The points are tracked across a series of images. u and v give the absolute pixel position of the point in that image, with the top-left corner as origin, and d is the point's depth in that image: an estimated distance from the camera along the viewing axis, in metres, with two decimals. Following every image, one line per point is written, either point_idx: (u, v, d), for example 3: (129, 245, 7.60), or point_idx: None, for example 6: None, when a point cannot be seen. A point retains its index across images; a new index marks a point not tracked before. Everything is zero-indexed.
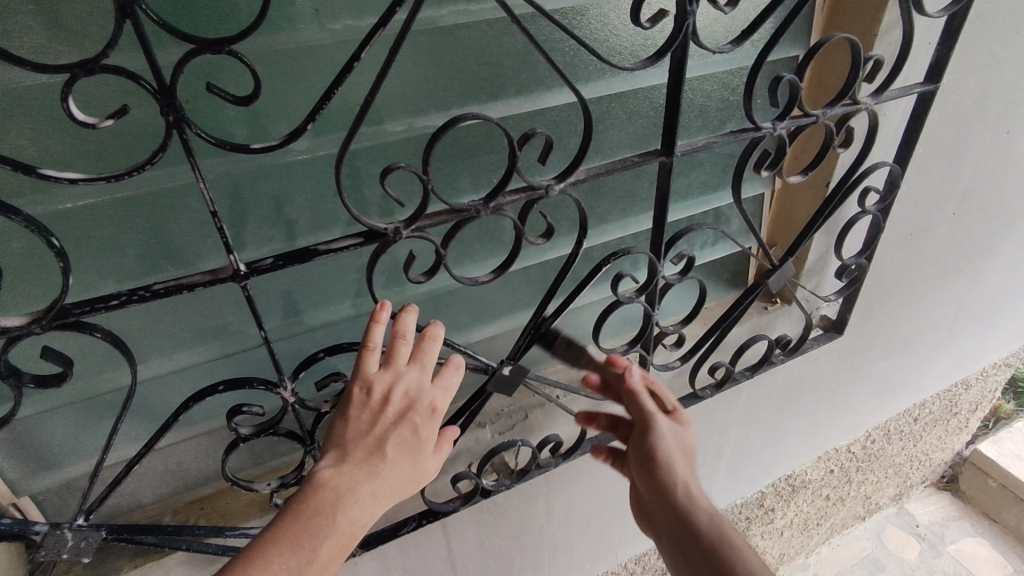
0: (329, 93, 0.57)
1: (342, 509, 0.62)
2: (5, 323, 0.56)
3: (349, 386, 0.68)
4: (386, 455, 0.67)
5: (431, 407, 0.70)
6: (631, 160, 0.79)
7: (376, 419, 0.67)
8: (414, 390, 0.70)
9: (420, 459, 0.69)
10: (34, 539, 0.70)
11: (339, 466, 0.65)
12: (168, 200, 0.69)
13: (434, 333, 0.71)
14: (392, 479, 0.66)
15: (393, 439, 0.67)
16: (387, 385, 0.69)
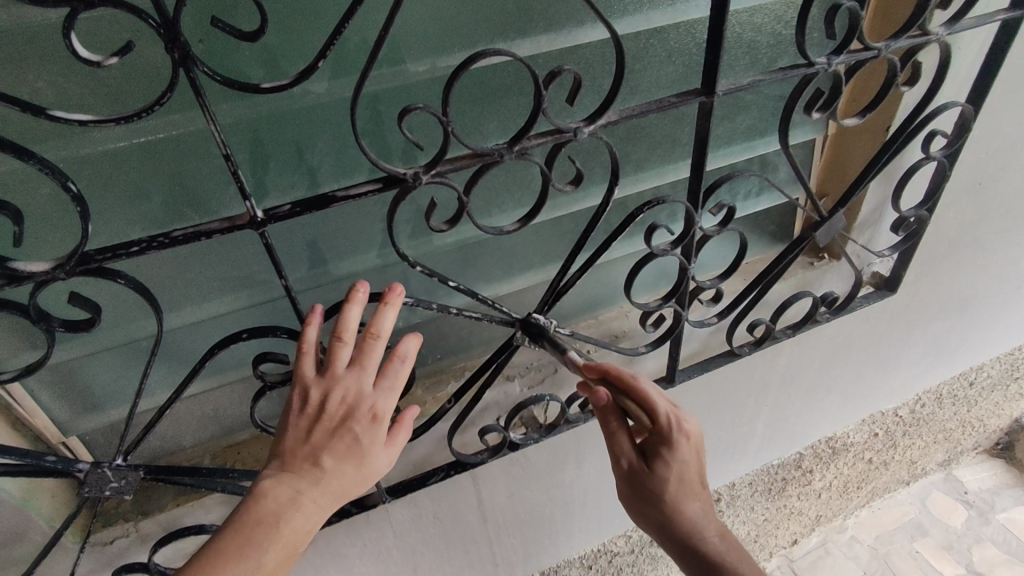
0: (340, 28, 0.54)
1: (285, 519, 0.57)
2: (30, 268, 0.56)
3: (288, 390, 0.63)
4: (325, 466, 0.60)
5: (371, 412, 0.62)
6: (668, 99, 0.73)
7: (312, 426, 0.61)
8: (354, 395, 0.62)
9: (366, 467, 0.62)
10: (76, 477, 0.72)
11: (279, 475, 0.59)
12: (187, 146, 0.68)
13: (374, 330, 0.62)
14: (335, 486, 0.60)
15: (332, 449, 0.60)
16: (325, 388, 0.62)
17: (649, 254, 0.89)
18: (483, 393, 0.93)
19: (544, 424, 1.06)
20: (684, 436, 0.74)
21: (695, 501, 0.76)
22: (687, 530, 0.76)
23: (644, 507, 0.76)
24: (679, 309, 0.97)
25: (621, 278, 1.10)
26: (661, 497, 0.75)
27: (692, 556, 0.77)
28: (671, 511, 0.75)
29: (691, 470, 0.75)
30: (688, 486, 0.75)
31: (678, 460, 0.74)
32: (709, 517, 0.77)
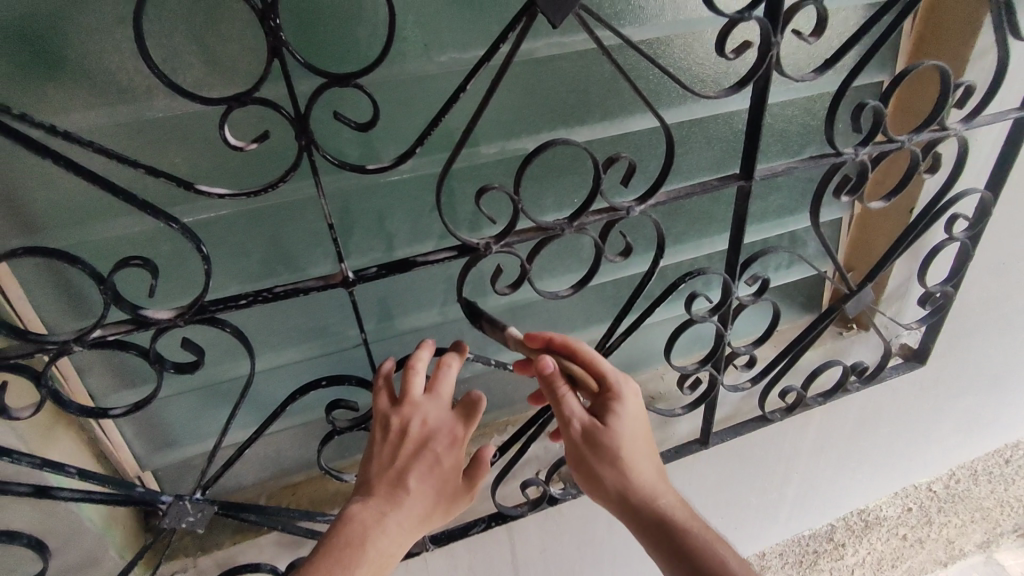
0: (436, 121, 0.63)
1: (372, 541, 0.65)
2: (156, 316, 0.65)
3: (372, 424, 0.73)
4: (409, 487, 0.69)
5: (451, 435, 0.71)
6: (709, 184, 0.83)
7: (396, 453, 0.70)
8: (432, 422, 0.71)
9: (447, 488, 0.71)
10: (159, 508, 0.77)
11: (366, 501, 0.68)
12: (288, 212, 0.78)
13: (445, 362, 0.73)
14: (417, 509, 0.68)
15: (415, 472, 0.69)
16: (405, 417, 0.71)
17: (688, 320, 0.96)
18: (528, 446, 0.98)
19: (582, 480, 1.10)
20: (627, 394, 0.78)
21: (649, 462, 0.78)
22: (649, 498, 0.76)
23: (604, 473, 0.77)
24: (715, 373, 1.03)
25: (658, 342, 1.16)
26: (619, 458, 0.76)
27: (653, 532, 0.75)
28: (630, 473, 0.76)
29: (643, 427, 0.79)
30: (635, 449, 0.78)
31: (627, 418, 0.77)
32: (665, 487, 0.78)
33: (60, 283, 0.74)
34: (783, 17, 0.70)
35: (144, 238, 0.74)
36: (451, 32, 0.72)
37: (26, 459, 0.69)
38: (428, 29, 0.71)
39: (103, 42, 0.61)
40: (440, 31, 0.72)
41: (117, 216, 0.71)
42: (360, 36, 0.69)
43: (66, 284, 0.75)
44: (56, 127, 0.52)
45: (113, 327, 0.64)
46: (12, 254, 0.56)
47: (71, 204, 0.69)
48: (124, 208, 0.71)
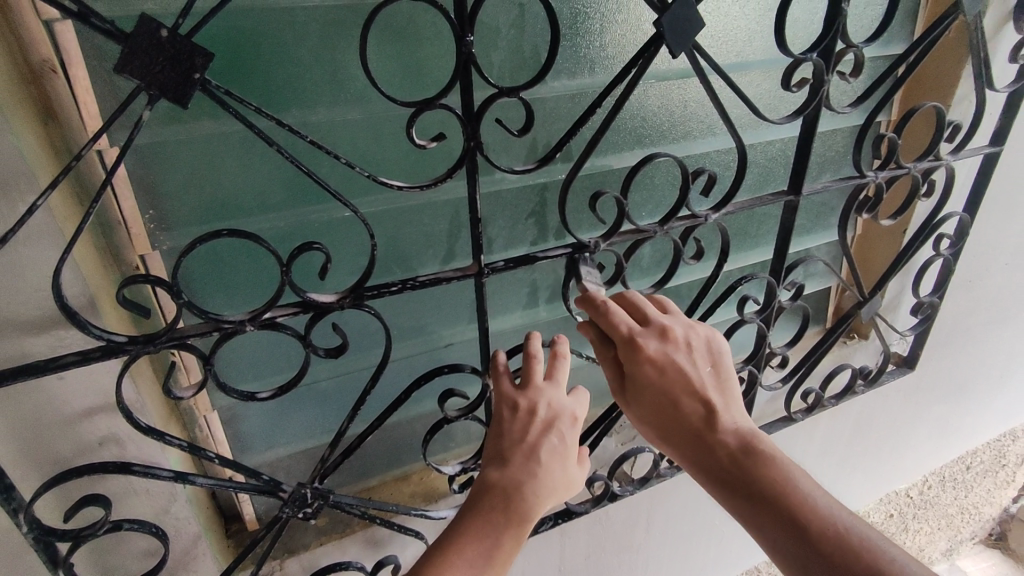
0: (574, 129, 0.73)
1: (516, 504, 0.73)
2: (323, 300, 0.70)
3: (498, 407, 0.82)
4: (541, 460, 0.77)
5: (572, 416, 0.82)
6: (764, 198, 0.97)
7: (526, 429, 0.79)
8: (554, 403, 0.82)
9: (569, 464, 0.80)
10: (281, 495, 0.79)
11: (504, 471, 0.76)
12: (409, 216, 0.85)
13: (561, 350, 0.84)
14: (549, 481, 0.76)
15: (544, 448, 0.78)
16: (531, 398, 0.81)
17: (738, 321, 1.08)
18: (598, 442, 1.05)
19: (636, 478, 1.18)
20: (647, 356, 0.79)
21: (693, 410, 0.79)
22: (698, 442, 0.79)
23: (650, 424, 0.83)
24: (756, 372, 1.14)
25: None
26: (657, 412, 0.81)
27: (707, 475, 0.78)
28: (670, 424, 0.80)
29: (675, 378, 0.80)
30: (675, 402, 0.80)
31: (653, 377, 0.79)
32: (715, 432, 0.78)
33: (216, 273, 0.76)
34: (834, 59, 0.87)
35: (282, 234, 0.79)
36: (565, 62, 0.84)
37: (176, 441, 0.70)
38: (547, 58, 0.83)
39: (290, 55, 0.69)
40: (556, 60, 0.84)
41: (265, 213, 0.77)
42: (494, 60, 0.80)
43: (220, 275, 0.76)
44: (284, 121, 0.58)
45: (281, 310, 0.69)
46: (217, 232, 0.62)
47: (228, 200, 0.74)
48: (273, 205, 0.77)
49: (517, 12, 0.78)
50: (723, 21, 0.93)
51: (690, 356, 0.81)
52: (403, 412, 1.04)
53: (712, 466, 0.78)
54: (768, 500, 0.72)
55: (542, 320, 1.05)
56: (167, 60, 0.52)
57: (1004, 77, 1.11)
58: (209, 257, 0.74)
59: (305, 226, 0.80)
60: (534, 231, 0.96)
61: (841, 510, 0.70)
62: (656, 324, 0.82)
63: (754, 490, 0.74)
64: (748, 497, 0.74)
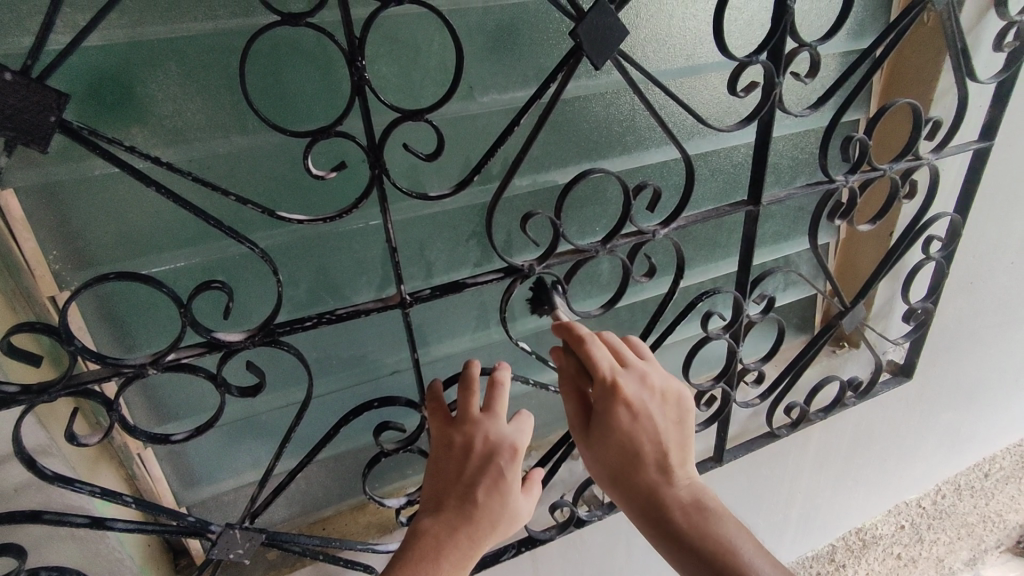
0: (491, 152, 0.67)
1: (445, 554, 0.67)
2: (229, 338, 0.67)
3: (435, 444, 0.76)
4: (478, 498, 0.70)
5: (513, 447, 0.74)
6: (723, 208, 0.91)
7: (462, 467, 0.73)
8: (493, 436, 0.74)
9: (512, 500, 0.72)
10: (209, 537, 0.77)
11: (437, 514, 0.70)
12: (337, 243, 0.81)
13: (499, 377, 0.77)
14: (487, 520, 0.69)
15: (481, 484, 0.71)
16: (467, 432, 0.75)
17: (704, 337, 1.02)
18: (557, 466, 1.00)
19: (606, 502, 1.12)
20: (623, 402, 0.75)
21: (652, 462, 0.76)
22: (652, 496, 0.76)
23: (603, 467, 0.78)
24: (729, 389, 1.08)
25: (671, 363, 1.21)
26: (616, 459, 0.77)
27: (657, 531, 0.75)
28: (626, 473, 0.76)
29: (642, 425, 0.76)
30: (635, 453, 0.76)
31: (621, 425, 0.75)
32: (669, 488, 0.76)
33: (113, 311, 0.75)
34: (785, 60, 0.79)
35: (202, 269, 0.77)
36: (493, 77, 0.80)
37: (87, 488, 0.68)
38: (474, 74, 0.78)
39: (187, 86, 0.66)
40: (483, 75, 0.79)
41: (179, 247, 0.74)
42: (415, 78, 0.76)
43: (117, 313, 0.76)
44: (162, 157, 0.56)
45: (186, 350, 0.66)
46: (105, 276, 0.59)
47: (138, 237, 0.72)
48: (187, 239, 0.74)
49: (434, 27, 0.74)
50: (668, 24, 0.87)
51: (661, 404, 0.77)
52: (353, 440, 1.00)
53: (667, 527, 0.75)
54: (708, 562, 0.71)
55: (495, 342, 1.00)
56: (19, 103, 0.49)
57: (990, 68, 1.03)
58: (103, 298, 0.74)
59: (224, 260, 0.77)
60: (476, 251, 0.91)
61: (779, 574, 0.70)
62: (636, 370, 0.77)
63: (696, 550, 0.72)
64: (692, 560, 0.72)
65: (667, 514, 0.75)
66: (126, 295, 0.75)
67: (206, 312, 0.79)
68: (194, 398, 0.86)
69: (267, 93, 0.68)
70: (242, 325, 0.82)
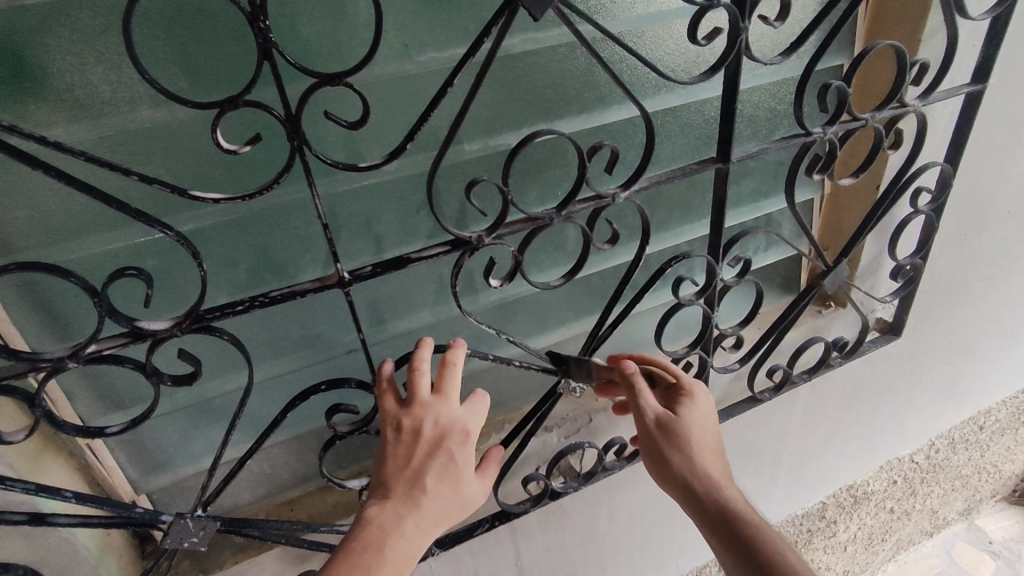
0: (424, 116, 0.62)
1: (390, 544, 0.64)
2: (153, 327, 0.64)
3: (383, 428, 0.73)
4: (426, 485, 0.68)
5: (464, 431, 0.72)
6: (689, 167, 0.86)
7: (412, 452, 0.70)
8: (444, 419, 0.72)
9: (462, 485, 0.70)
10: (160, 527, 0.76)
11: (383, 503, 0.67)
12: (273, 220, 0.76)
13: (449, 359, 0.73)
14: (434, 508, 0.68)
15: (429, 470, 0.69)
16: (417, 416, 0.72)
17: (676, 304, 0.98)
18: (527, 441, 0.98)
19: (582, 472, 1.11)
20: (699, 399, 0.84)
21: (718, 460, 0.79)
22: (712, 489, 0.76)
23: (661, 465, 0.80)
24: (705, 356, 1.04)
25: (647, 329, 1.16)
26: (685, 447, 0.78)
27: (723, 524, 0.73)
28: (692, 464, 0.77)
29: (711, 428, 0.81)
30: (707, 445, 0.79)
31: (695, 416, 0.81)
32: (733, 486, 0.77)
33: (38, 300, 0.71)
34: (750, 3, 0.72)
35: (131, 253, 0.72)
36: (430, 32, 0.73)
37: (21, 485, 0.67)
38: (407, 30, 0.72)
39: (85, 54, 0.61)
40: (418, 31, 0.73)
41: (101, 232, 0.70)
42: (341, 38, 0.70)
43: (42, 303, 0.72)
44: (48, 136, 0.51)
45: (108, 342, 0.63)
46: (5, 267, 0.56)
47: (53, 222, 0.67)
48: (108, 222, 0.69)
49: None
50: None
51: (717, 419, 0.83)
52: (315, 421, 0.98)
53: (723, 514, 0.74)
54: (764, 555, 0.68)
55: (456, 316, 0.96)
56: None
57: (985, 3, 0.94)
58: (25, 287, 0.70)
59: (152, 243, 0.72)
60: (429, 223, 0.86)
61: None
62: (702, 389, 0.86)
63: (755, 539, 0.70)
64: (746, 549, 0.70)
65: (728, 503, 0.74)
66: (50, 283, 0.71)
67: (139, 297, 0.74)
68: (136, 387, 0.83)
69: (177, 60, 0.63)
70: (177, 312, 0.78)
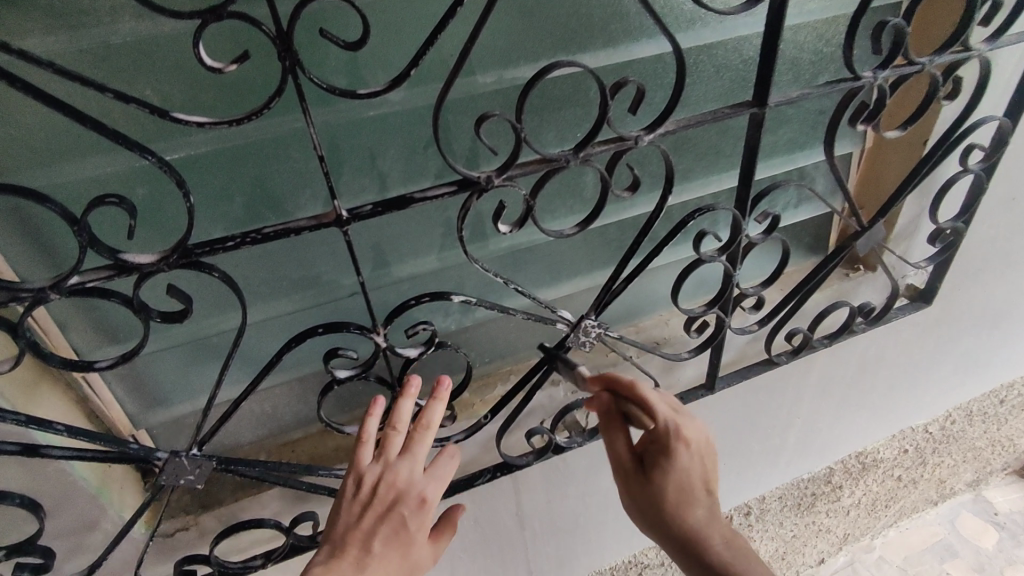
0: (430, 39, 0.56)
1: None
2: (139, 260, 0.60)
3: (343, 481, 0.75)
4: (374, 548, 0.69)
5: (420, 497, 0.73)
6: (721, 111, 0.78)
7: (364, 512, 0.72)
8: (403, 482, 0.74)
9: (413, 549, 0.71)
10: (156, 465, 0.75)
11: (330, 561, 0.68)
12: (269, 151, 0.71)
13: (422, 420, 0.76)
14: (379, 571, 0.68)
15: (379, 535, 0.70)
16: (378, 473, 0.74)
17: (697, 260, 0.92)
18: (532, 394, 0.95)
19: (588, 428, 1.08)
20: (683, 442, 0.81)
21: (699, 503, 0.81)
22: (690, 536, 0.81)
23: (640, 509, 0.82)
24: (722, 316, 0.99)
25: (663, 285, 1.12)
26: (667, 495, 0.80)
27: (702, 566, 0.81)
28: (677, 516, 0.80)
29: (692, 472, 0.81)
30: (689, 493, 0.81)
31: (682, 464, 0.81)
32: (715, 526, 0.82)
33: (24, 226, 0.68)
34: None
35: (119, 179, 0.68)
36: None
37: (11, 417, 0.65)
38: None
39: None
40: None
41: (85, 157, 0.65)
42: None
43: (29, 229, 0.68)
44: (10, 44, 0.46)
45: (91, 274, 0.60)
46: None
47: (33, 142, 0.63)
48: (92, 146, 0.65)
49: None
50: None
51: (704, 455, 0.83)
52: (317, 364, 0.95)
53: (702, 555, 0.81)
54: None
55: (464, 263, 0.92)
56: None
57: None
58: (9, 211, 0.66)
59: (142, 170, 0.68)
60: (437, 161, 0.80)
61: None
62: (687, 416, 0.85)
63: None
64: None
65: (705, 548, 0.81)
66: (35, 209, 0.67)
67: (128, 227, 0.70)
68: (130, 322, 0.80)
69: None
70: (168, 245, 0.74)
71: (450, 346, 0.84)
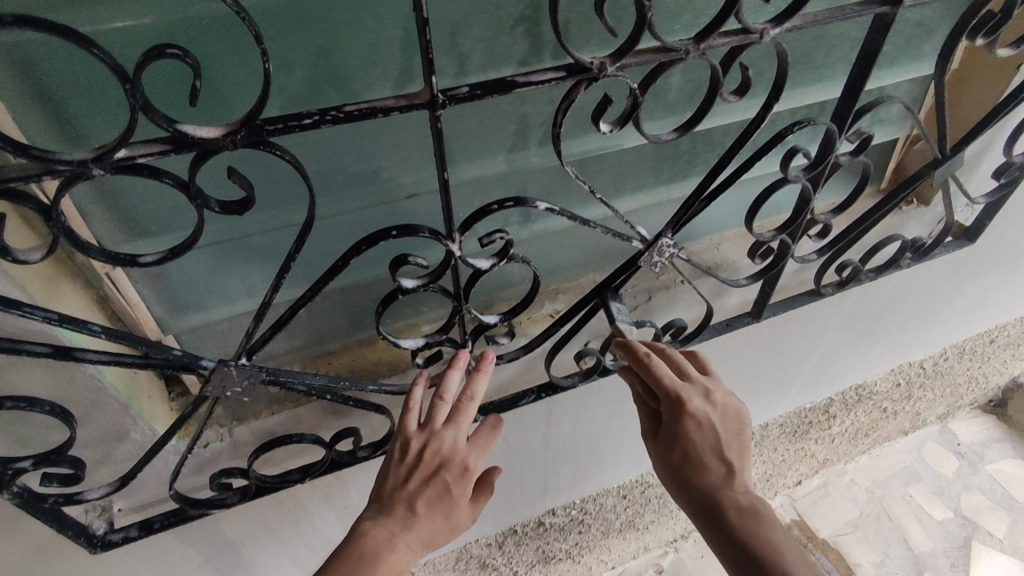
0: None
1: (383, 556, 0.73)
2: (203, 135, 0.50)
3: (391, 444, 0.80)
4: (418, 509, 0.76)
5: (462, 465, 0.79)
6: (851, 7, 0.68)
7: (410, 474, 0.77)
8: (447, 449, 0.78)
9: (453, 514, 0.78)
10: (202, 374, 0.68)
11: (379, 518, 0.76)
12: (340, 15, 0.60)
13: (468, 394, 0.79)
14: (424, 530, 0.76)
15: (423, 495, 0.76)
16: (423, 440, 0.78)
17: (780, 179, 0.85)
18: (591, 314, 0.90)
19: (634, 352, 1.04)
20: (690, 415, 0.86)
21: (714, 468, 0.88)
22: (710, 497, 0.89)
23: (667, 471, 0.92)
24: (790, 242, 0.94)
25: (719, 207, 1.06)
26: (685, 465, 0.89)
27: (715, 529, 0.88)
28: (694, 480, 0.89)
29: (699, 445, 0.87)
30: (702, 461, 0.88)
31: (690, 435, 0.87)
32: (729, 489, 0.88)
33: (40, 89, 0.56)
34: None
35: (158, 32, 0.55)
36: None
37: (42, 314, 0.57)
38: None
39: None
40: None
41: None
42: None
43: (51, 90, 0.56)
44: None
45: (143, 148, 0.49)
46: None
47: None
48: None
49: None
50: None
51: (721, 420, 0.88)
52: (361, 274, 0.87)
53: (717, 519, 0.88)
54: (742, 538, 0.87)
55: (531, 168, 0.83)
56: None
57: None
58: (18, 65, 0.54)
59: (188, 24, 0.55)
60: (523, 45, 0.70)
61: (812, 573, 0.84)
62: (700, 385, 0.88)
63: (743, 539, 0.86)
64: (735, 544, 0.87)
65: (722, 509, 0.88)
66: (56, 65, 0.55)
67: (160, 92, 0.57)
68: (161, 215, 0.70)
69: None
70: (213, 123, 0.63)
71: (521, 259, 0.77)
